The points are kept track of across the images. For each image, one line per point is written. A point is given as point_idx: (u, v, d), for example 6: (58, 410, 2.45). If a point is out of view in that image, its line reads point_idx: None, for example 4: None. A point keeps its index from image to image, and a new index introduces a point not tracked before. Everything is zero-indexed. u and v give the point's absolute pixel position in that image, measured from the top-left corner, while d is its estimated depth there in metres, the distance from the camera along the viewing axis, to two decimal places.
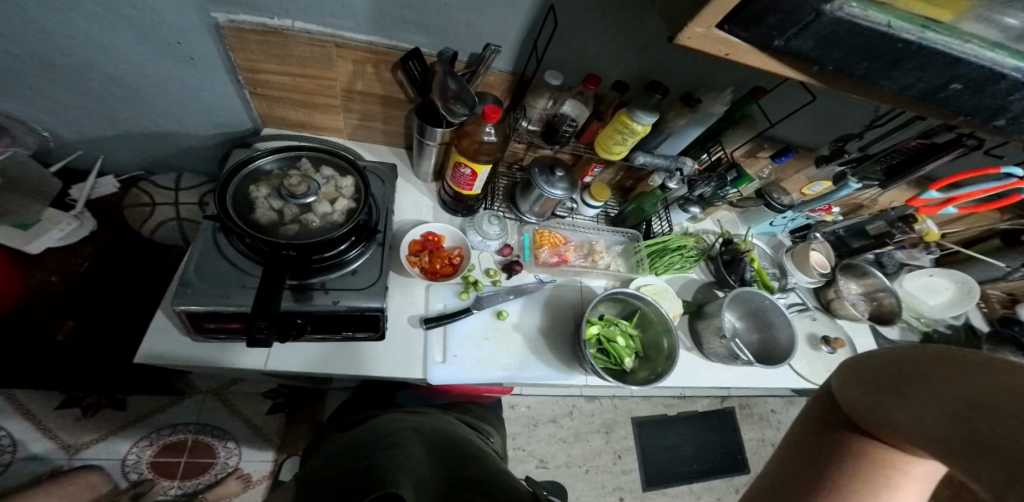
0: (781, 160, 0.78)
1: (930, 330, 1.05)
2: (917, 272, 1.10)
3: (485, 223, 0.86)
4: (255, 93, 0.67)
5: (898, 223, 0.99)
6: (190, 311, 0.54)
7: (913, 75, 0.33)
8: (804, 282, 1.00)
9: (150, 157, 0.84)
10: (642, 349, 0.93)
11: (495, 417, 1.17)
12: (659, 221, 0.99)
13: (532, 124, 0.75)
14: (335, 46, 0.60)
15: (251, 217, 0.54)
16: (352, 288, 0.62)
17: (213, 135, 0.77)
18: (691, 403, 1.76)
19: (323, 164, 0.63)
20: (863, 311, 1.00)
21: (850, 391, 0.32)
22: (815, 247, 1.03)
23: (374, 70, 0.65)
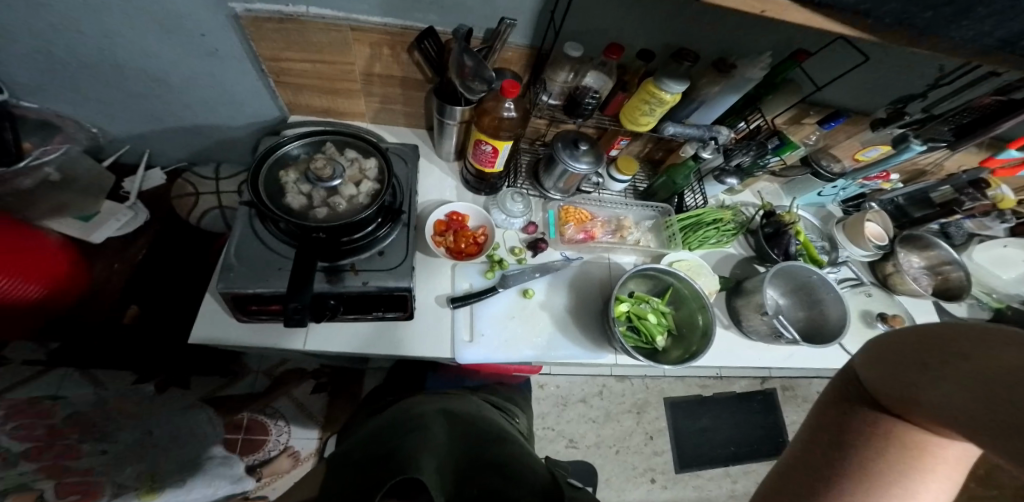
0: (832, 126, 0.72)
1: (1004, 307, 0.93)
2: (991, 242, 1.00)
3: (508, 201, 0.86)
4: (279, 82, 0.69)
5: (967, 189, 0.88)
6: (235, 294, 0.58)
7: (986, 23, 0.28)
8: (857, 255, 0.91)
9: (192, 150, 0.90)
10: (676, 327, 0.90)
11: (522, 398, 1.20)
12: (692, 194, 0.94)
13: (554, 98, 0.73)
14: (351, 30, 0.60)
15: (283, 202, 0.56)
16: (381, 269, 0.64)
17: (246, 126, 0.80)
18: (728, 384, 1.72)
19: (347, 147, 0.64)
20: (925, 286, 0.91)
21: (871, 372, 0.32)
22: (871, 217, 0.94)
23: (391, 53, 0.65)
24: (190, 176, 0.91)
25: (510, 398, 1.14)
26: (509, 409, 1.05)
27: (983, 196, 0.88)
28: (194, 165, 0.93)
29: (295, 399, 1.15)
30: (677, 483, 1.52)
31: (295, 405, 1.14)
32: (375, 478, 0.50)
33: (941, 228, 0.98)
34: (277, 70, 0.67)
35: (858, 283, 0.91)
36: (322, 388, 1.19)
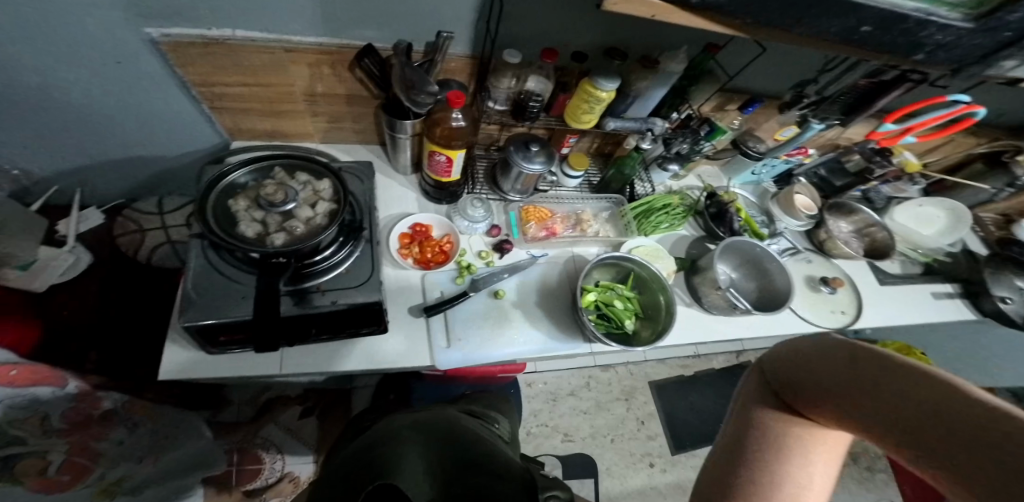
0: (750, 111, 0.81)
1: (931, 261, 1.07)
2: (906, 203, 1.09)
3: (469, 207, 0.88)
4: (214, 107, 0.69)
5: (875, 157, 0.97)
6: (201, 327, 0.57)
7: (824, 22, 0.33)
8: (792, 226, 0.99)
9: (132, 182, 0.87)
10: (642, 310, 0.94)
11: (507, 404, 1.17)
12: (641, 183, 1.00)
13: (500, 104, 0.76)
14: (286, 52, 0.61)
15: (237, 230, 0.56)
16: (348, 286, 0.65)
17: (190, 152, 0.79)
18: (707, 362, 1.81)
19: (298, 170, 0.65)
20: (855, 249, 1.01)
21: (786, 367, 0.36)
22: (800, 191, 1.03)
23: (331, 71, 0.66)
24: (127, 212, 0.88)
25: (493, 405, 1.09)
26: (489, 417, 0.99)
27: (889, 162, 0.96)
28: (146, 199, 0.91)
29: (283, 425, 1.14)
30: (675, 465, 1.57)
31: (282, 432, 1.13)
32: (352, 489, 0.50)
33: (863, 195, 1.07)
34: (210, 94, 0.66)
35: (798, 252, 1.00)
36: (309, 411, 1.18)
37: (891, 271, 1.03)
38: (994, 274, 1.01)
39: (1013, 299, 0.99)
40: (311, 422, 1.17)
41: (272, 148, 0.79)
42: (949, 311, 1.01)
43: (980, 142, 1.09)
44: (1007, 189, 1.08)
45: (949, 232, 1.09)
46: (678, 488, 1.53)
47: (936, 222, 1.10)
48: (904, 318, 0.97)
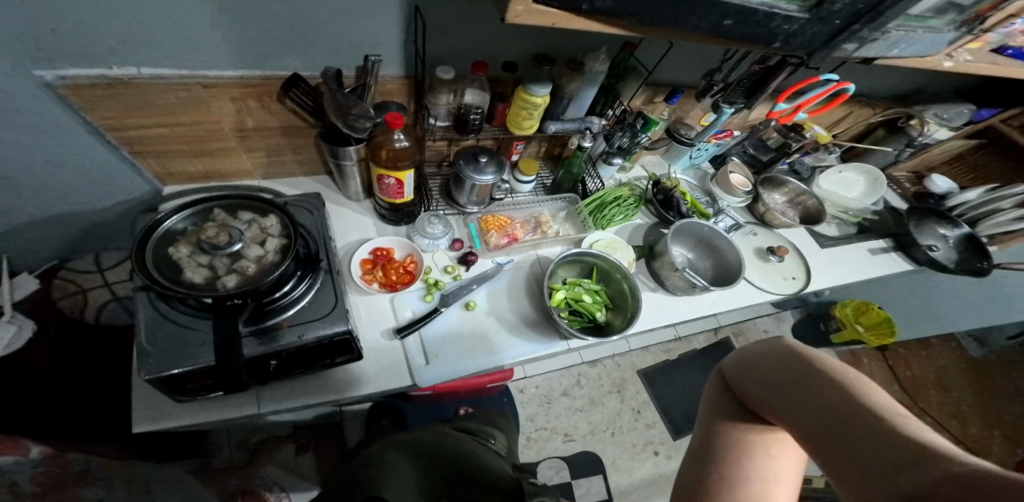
0: (675, 101, 0.90)
1: (860, 220, 1.19)
2: (828, 170, 1.23)
3: (427, 225, 0.89)
4: (136, 151, 0.66)
5: (790, 133, 1.06)
6: (163, 379, 0.55)
7: (695, 19, 0.38)
8: (734, 203, 1.09)
9: (64, 241, 0.83)
10: (611, 300, 0.98)
11: (502, 418, 1.17)
12: (592, 180, 1.05)
13: (443, 120, 0.78)
14: (203, 87, 0.60)
15: (182, 278, 0.55)
16: (313, 319, 0.64)
17: (120, 204, 0.76)
18: (689, 342, 1.89)
19: (240, 209, 0.64)
20: (792, 216, 1.14)
21: (743, 376, 0.43)
22: (735, 170, 1.14)
23: (258, 104, 0.66)
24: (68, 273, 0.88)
25: (488, 421, 1.10)
26: (481, 432, 0.96)
27: (803, 136, 1.05)
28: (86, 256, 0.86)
29: (281, 464, 1.14)
30: (678, 450, 1.60)
31: (280, 469, 1.13)
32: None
33: (790, 168, 1.21)
34: (126, 139, 0.64)
35: (741, 226, 1.09)
36: (304, 447, 1.18)
37: (830, 234, 1.14)
38: (917, 227, 1.18)
39: (939, 245, 1.16)
40: (308, 457, 1.18)
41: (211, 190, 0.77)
42: (884, 264, 1.11)
43: (876, 111, 1.25)
44: (907, 149, 1.25)
45: (870, 194, 1.23)
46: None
47: (857, 185, 1.25)
48: (851, 274, 1.07)
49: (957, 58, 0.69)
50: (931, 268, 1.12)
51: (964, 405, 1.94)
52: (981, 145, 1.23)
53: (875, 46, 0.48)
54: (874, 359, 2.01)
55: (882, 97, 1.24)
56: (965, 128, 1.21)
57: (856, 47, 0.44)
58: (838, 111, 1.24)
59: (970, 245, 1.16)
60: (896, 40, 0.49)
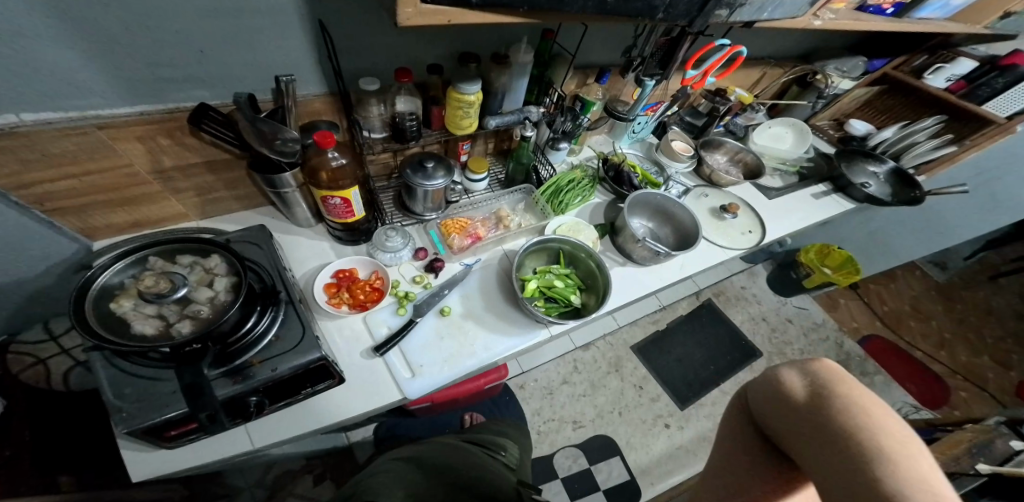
0: (604, 81, 0.94)
1: (799, 168, 1.27)
2: (759, 127, 1.31)
3: (385, 239, 0.88)
4: (49, 209, 0.62)
5: (715, 97, 1.16)
6: (144, 430, 0.52)
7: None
8: (681, 168, 1.14)
9: (5, 315, 0.78)
10: (583, 282, 0.99)
11: (516, 429, 1.18)
12: (544, 167, 1.07)
13: (378, 131, 0.79)
14: (99, 129, 0.57)
15: (133, 332, 0.52)
16: (283, 351, 0.62)
17: (50, 269, 0.72)
18: (673, 310, 1.94)
19: (181, 253, 0.62)
20: (736, 174, 1.19)
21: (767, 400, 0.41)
22: (676, 138, 1.20)
23: (170, 140, 0.64)
24: (18, 346, 0.78)
25: (499, 432, 1.10)
26: (491, 444, 0.96)
27: (728, 99, 1.15)
28: (31, 328, 0.82)
29: (303, 496, 1.16)
30: (687, 419, 1.63)
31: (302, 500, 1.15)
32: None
33: (725, 129, 1.28)
34: (36, 197, 0.59)
35: (692, 191, 1.15)
36: (322, 476, 1.21)
37: (774, 186, 1.21)
38: (848, 168, 1.26)
39: (871, 182, 1.24)
40: (327, 486, 1.19)
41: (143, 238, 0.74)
42: (828, 206, 1.20)
43: (785, 71, 1.32)
44: (819, 101, 1.34)
45: (801, 143, 1.31)
46: (702, 441, 1.58)
47: (787, 138, 1.33)
48: (802, 219, 1.15)
49: (823, 18, 0.75)
50: (869, 203, 1.21)
51: (937, 333, 2.07)
52: (884, 90, 1.34)
53: (745, 11, 0.56)
54: (850, 298, 2.13)
55: (790, 56, 1.32)
56: (866, 77, 1.34)
57: (727, 14, 0.54)
58: (754, 74, 1.29)
59: (897, 178, 1.25)
60: (762, 5, 0.57)
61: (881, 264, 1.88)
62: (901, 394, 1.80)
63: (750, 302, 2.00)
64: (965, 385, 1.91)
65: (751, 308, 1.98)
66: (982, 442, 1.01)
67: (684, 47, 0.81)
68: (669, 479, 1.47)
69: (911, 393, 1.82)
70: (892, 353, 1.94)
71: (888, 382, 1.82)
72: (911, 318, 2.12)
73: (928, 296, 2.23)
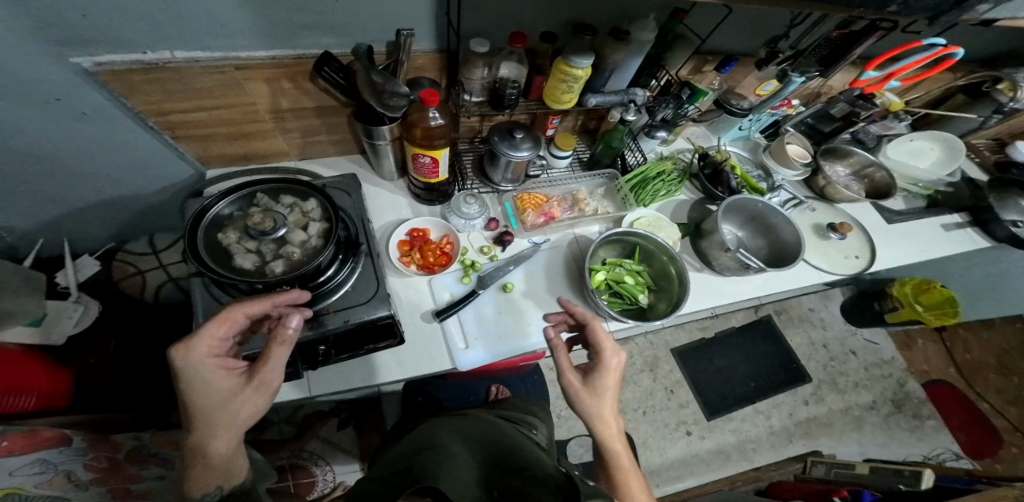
0: (727, 70, 0.81)
1: (933, 192, 1.10)
2: (897, 140, 1.13)
3: (463, 205, 0.85)
4: (178, 136, 0.65)
5: (858, 102, 0.97)
6: None
7: None
8: (790, 176, 1.04)
9: (116, 226, 0.88)
10: (654, 282, 0.93)
11: (541, 410, 1.17)
12: (631, 153, 1.00)
13: (477, 96, 0.75)
14: (236, 69, 0.57)
15: (234, 265, 0.53)
16: (357, 303, 0.63)
17: (163, 189, 0.77)
18: (726, 320, 1.82)
19: (281, 193, 0.63)
20: (858, 190, 1.06)
21: None
22: (790, 141, 1.08)
23: (291, 84, 0.63)
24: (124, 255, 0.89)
25: (529, 411, 1.10)
26: (524, 422, 0.96)
27: (873, 104, 0.96)
28: (135, 240, 0.92)
29: (325, 438, 1.26)
30: (713, 430, 1.55)
31: (324, 443, 1.24)
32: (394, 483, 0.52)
33: (852, 137, 1.11)
34: (167, 123, 0.62)
35: (800, 202, 1.03)
36: (345, 423, 1.29)
37: (896, 209, 1.05)
38: (999, 199, 1.03)
39: None
40: (349, 431, 1.28)
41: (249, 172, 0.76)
42: (958, 241, 1.02)
43: (957, 75, 1.11)
44: (993, 116, 1.10)
45: (946, 163, 1.11)
46: (719, 453, 1.51)
47: (930, 155, 1.13)
48: (915, 250, 0.99)
49: None
50: (1010, 245, 1.02)
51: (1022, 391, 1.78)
52: None
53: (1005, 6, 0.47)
54: (931, 340, 1.89)
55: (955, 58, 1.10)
56: None
57: (987, 10, 0.44)
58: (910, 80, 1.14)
59: None
60: None
61: (990, 310, 1.64)
62: (947, 442, 1.63)
63: (814, 327, 1.82)
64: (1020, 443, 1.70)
65: (814, 332, 1.81)
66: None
67: (865, 44, 0.74)
68: (676, 484, 1.43)
69: (959, 441, 1.65)
70: (958, 403, 1.73)
71: (939, 428, 1.65)
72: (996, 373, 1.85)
73: None
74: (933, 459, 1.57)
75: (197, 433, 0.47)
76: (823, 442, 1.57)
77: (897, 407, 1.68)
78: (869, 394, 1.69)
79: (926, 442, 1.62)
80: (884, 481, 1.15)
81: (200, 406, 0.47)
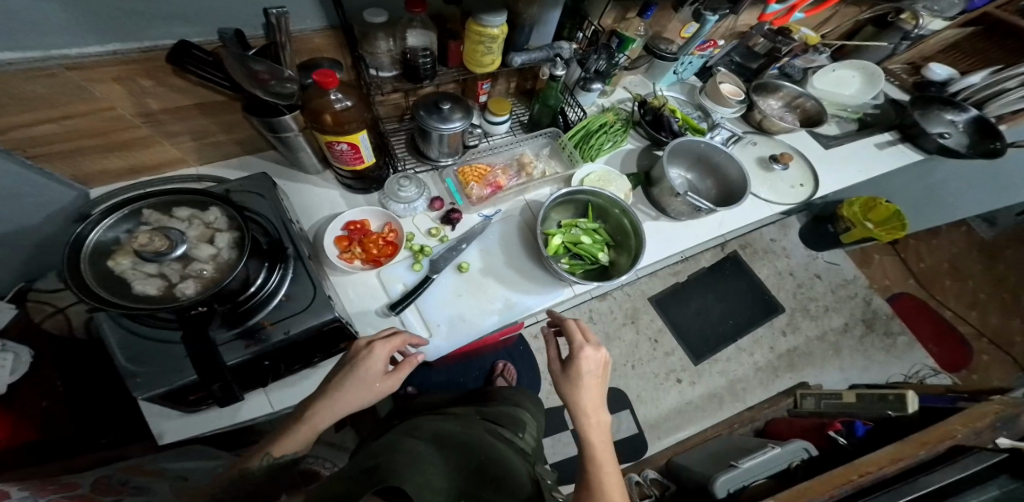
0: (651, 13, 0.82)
1: (861, 116, 1.12)
2: (823, 70, 1.16)
3: (398, 189, 0.79)
4: (33, 155, 0.56)
5: (777, 37, 1.05)
6: (161, 395, 0.48)
7: None
8: (727, 114, 1.05)
9: (21, 264, 0.79)
10: (612, 238, 0.91)
11: (531, 402, 1.17)
12: (572, 109, 0.95)
13: (388, 71, 0.69)
14: (68, 70, 0.48)
15: (136, 293, 0.46)
16: (295, 312, 0.56)
17: (52, 215, 0.68)
18: (696, 262, 1.87)
19: (180, 206, 0.55)
20: (791, 120, 1.07)
21: None
22: (724, 80, 1.07)
23: (151, 81, 0.56)
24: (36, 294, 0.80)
25: (514, 403, 1.10)
26: (511, 424, 0.94)
27: (791, 38, 1.04)
28: (49, 276, 0.83)
29: (324, 442, 1.25)
30: (701, 374, 1.62)
31: (327, 446, 1.24)
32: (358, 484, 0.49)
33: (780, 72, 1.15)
34: (16, 143, 0.53)
35: (740, 137, 1.04)
36: (343, 423, 1.29)
37: (831, 134, 1.07)
38: (923, 117, 1.10)
39: (949, 132, 1.09)
40: (348, 430, 1.28)
41: (147, 185, 0.69)
42: (892, 158, 1.05)
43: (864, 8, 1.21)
44: (902, 43, 1.19)
45: (870, 88, 1.15)
46: (712, 397, 1.58)
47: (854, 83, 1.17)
48: (863, 172, 1.01)
49: None
50: (939, 156, 1.06)
51: None
52: (978, 32, 1.19)
53: None
54: (888, 255, 2.00)
55: None
56: (960, 16, 1.18)
57: None
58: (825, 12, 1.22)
59: (980, 127, 1.09)
60: None
61: (930, 221, 1.76)
62: (922, 358, 1.73)
63: (778, 256, 1.90)
64: (990, 350, 1.81)
65: (779, 262, 1.88)
66: (1008, 416, 0.89)
67: None
68: (677, 434, 1.50)
69: (933, 356, 1.75)
70: (921, 312, 1.86)
71: (911, 344, 1.76)
72: (948, 277, 1.98)
73: (971, 255, 2.06)
74: (913, 377, 1.67)
75: (327, 399, 0.55)
76: (807, 372, 1.66)
77: (868, 326, 1.78)
78: (839, 317, 1.79)
79: (904, 360, 1.73)
80: (873, 410, 1.15)
81: (351, 378, 0.56)
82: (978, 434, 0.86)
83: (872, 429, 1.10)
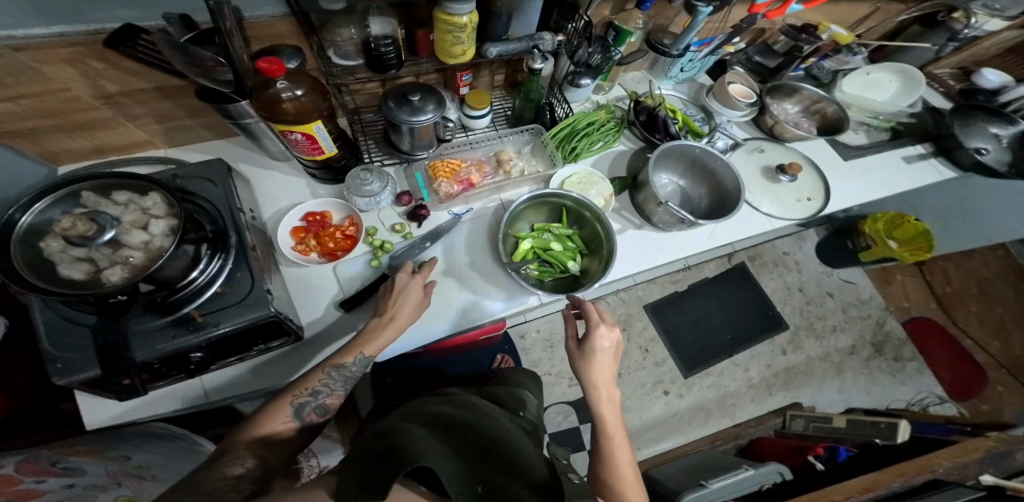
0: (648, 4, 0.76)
1: (892, 125, 1.02)
2: (854, 73, 1.07)
3: (359, 183, 0.76)
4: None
5: (800, 35, 0.97)
6: (82, 380, 0.48)
7: None
8: (735, 117, 0.98)
9: None
10: (586, 245, 0.86)
11: (535, 384, 1.12)
12: (560, 105, 0.91)
13: (354, 58, 0.66)
14: (16, 51, 0.47)
15: (61, 277, 0.46)
16: (230, 304, 0.54)
17: None
18: (700, 271, 1.79)
19: (121, 190, 0.55)
20: (807, 128, 0.99)
21: None
22: (735, 80, 0.99)
23: (105, 64, 0.55)
24: None
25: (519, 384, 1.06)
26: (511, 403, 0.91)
27: (815, 37, 0.96)
28: None
29: None
30: (691, 386, 1.56)
31: None
32: (377, 472, 0.36)
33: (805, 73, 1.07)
34: None
35: (743, 144, 0.96)
36: None
37: (855, 143, 0.99)
38: (964, 128, 0.99)
39: (988, 148, 0.98)
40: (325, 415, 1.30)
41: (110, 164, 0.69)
42: (921, 174, 0.96)
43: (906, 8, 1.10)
44: (950, 44, 1.08)
45: (907, 93, 1.04)
46: (699, 410, 1.52)
47: (889, 87, 1.07)
48: (879, 187, 0.93)
49: None
50: (976, 175, 0.96)
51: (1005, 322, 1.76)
52: None
53: None
54: (910, 276, 1.87)
55: None
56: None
57: None
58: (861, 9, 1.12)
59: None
60: None
61: (963, 242, 1.62)
62: (931, 386, 1.63)
63: (789, 270, 1.80)
64: (1009, 380, 1.66)
65: (788, 276, 1.79)
66: (999, 453, 0.86)
67: None
68: (658, 444, 1.46)
69: (942, 383, 1.64)
70: (938, 337, 1.74)
71: (920, 370, 1.66)
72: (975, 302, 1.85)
73: None
74: (916, 405, 1.58)
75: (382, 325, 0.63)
76: (803, 391, 1.58)
77: (876, 350, 1.68)
78: (847, 338, 1.69)
79: (909, 385, 1.63)
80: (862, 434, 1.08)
81: (403, 307, 0.65)
82: (961, 467, 0.83)
83: (855, 455, 1.07)
